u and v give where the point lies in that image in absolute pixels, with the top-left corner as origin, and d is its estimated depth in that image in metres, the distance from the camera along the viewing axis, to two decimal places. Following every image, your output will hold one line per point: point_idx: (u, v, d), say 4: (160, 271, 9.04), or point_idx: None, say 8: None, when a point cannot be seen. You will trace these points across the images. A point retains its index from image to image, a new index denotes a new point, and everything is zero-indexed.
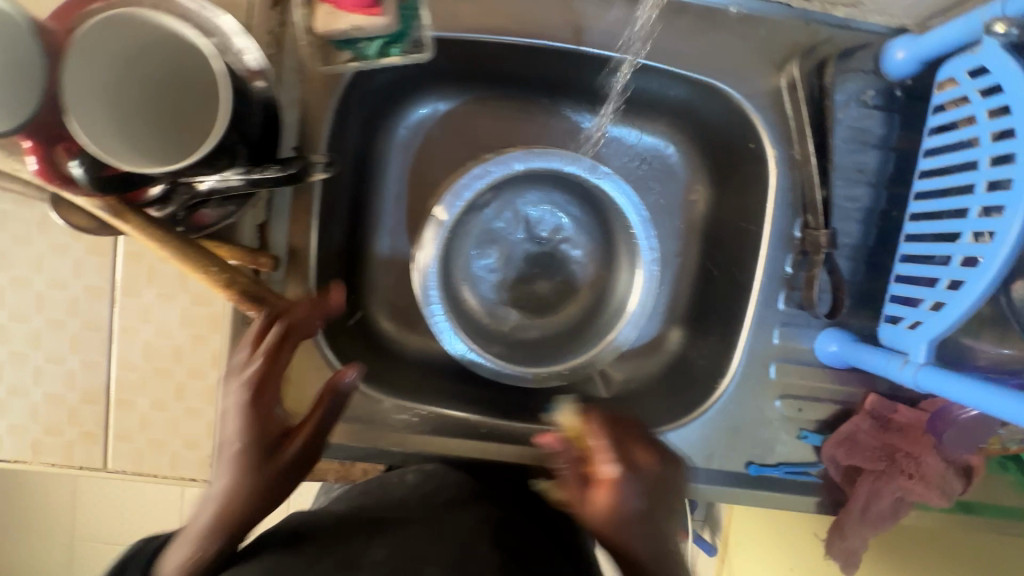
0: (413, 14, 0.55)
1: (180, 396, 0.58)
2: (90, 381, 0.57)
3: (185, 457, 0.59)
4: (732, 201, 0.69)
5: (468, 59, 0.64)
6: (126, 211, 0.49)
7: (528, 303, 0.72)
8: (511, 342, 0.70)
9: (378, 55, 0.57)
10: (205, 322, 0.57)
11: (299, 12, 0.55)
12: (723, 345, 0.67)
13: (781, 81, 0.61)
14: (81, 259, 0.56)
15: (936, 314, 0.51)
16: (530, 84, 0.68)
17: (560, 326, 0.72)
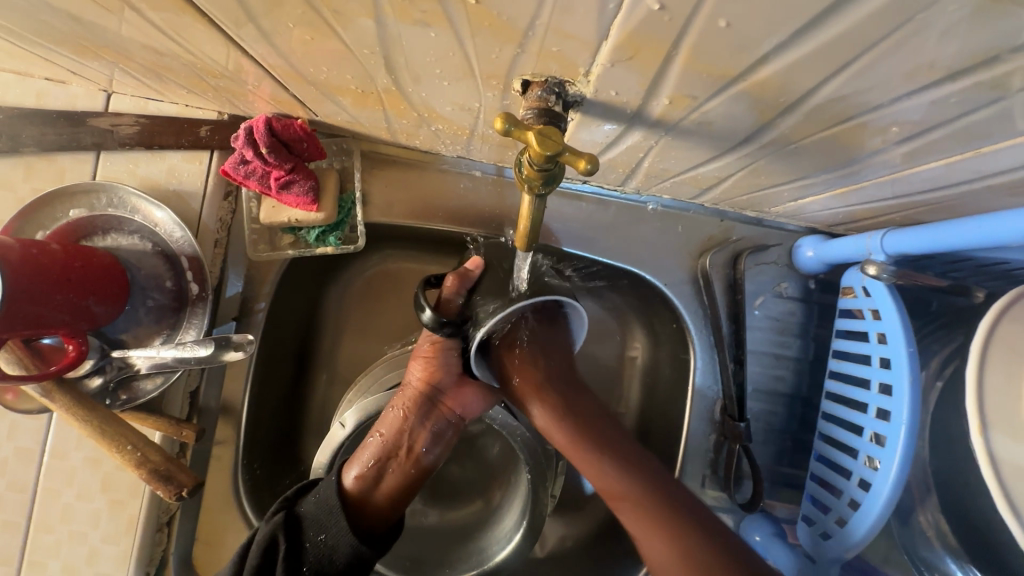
0: (352, 207, 0.61)
1: (83, 562, 0.58)
2: (4, 544, 0.58)
3: None
4: (663, 352, 0.69)
5: (391, 227, 0.66)
6: (55, 389, 0.52)
7: (456, 480, 0.72)
8: (423, 525, 0.69)
9: (317, 240, 0.61)
10: (127, 487, 0.58)
11: (247, 203, 0.60)
12: None
13: (701, 267, 0.64)
14: (16, 421, 0.58)
15: (842, 530, 0.50)
16: (454, 244, 0.69)
17: (483, 498, 0.70)
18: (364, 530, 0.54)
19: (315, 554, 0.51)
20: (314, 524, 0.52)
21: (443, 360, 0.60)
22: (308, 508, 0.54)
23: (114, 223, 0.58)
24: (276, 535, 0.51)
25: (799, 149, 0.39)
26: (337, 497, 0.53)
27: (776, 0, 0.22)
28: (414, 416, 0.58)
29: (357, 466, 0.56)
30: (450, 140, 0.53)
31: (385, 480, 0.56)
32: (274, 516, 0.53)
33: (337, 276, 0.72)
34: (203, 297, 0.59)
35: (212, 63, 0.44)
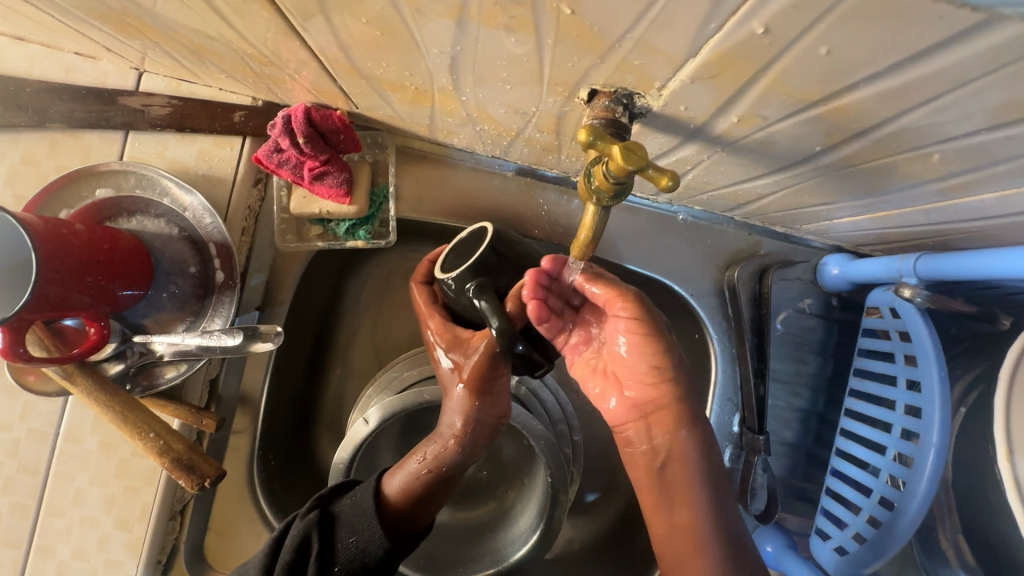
0: (383, 202, 0.61)
1: (94, 549, 0.57)
2: (14, 526, 0.57)
3: None
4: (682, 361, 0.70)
5: (419, 223, 0.66)
6: (76, 373, 0.51)
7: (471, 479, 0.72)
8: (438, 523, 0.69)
9: (346, 234, 0.61)
10: (141, 474, 0.58)
11: (277, 192, 0.59)
12: None
13: (726, 279, 0.65)
14: (31, 403, 0.57)
15: (860, 546, 0.51)
16: None
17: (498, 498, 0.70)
18: (398, 536, 0.53)
19: (349, 555, 0.50)
20: (348, 525, 0.52)
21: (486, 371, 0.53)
22: (344, 509, 0.53)
23: (140, 205, 0.56)
24: (309, 532, 0.51)
25: (853, 173, 0.39)
26: (373, 500, 0.53)
27: (887, 33, 0.22)
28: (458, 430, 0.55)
29: (400, 478, 0.55)
30: (491, 140, 0.53)
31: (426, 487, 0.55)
32: (308, 514, 0.53)
33: (359, 270, 0.71)
34: (229, 286, 0.58)
35: (263, 50, 0.43)
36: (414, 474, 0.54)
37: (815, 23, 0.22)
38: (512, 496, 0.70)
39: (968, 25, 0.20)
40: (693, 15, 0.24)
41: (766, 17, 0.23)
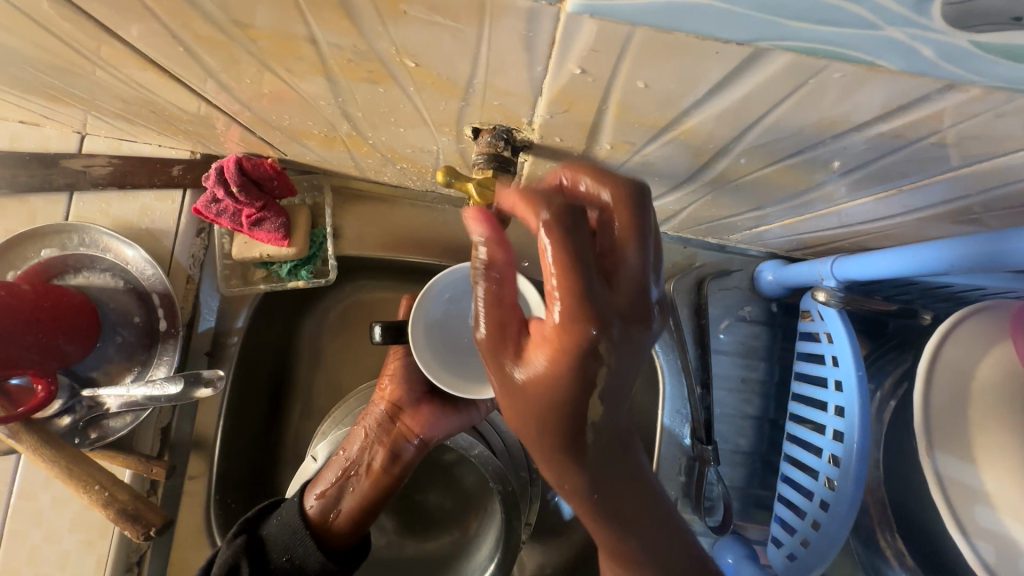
0: (323, 241, 0.62)
1: None
2: None
3: None
4: None
5: (363, 259, 0.68)
6: (22, 431, 0.52)
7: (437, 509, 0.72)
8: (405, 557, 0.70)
9: (289, 274, 0.62)
10: (95, 526, 0.58)
11: (220, 239, 0.61)
12: None
13: (666, 292, 0.66)
14: None
15: (806, 551, 0.51)
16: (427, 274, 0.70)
17: (463, 527, 0.70)
18: (330, 552, 0.54)
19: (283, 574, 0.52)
20: (278, 547, 0.53)
21: (406, 381, 0.63)
22: (273, 530, 0.54)
23: (85, 261, 0.58)
24: (237, 557, 0.51)
25: (740, 186, 0.41)
26: (298, 517, 0.54)
27: (682, 65, 0.24)
28: (372, 433, 0.59)
29: (318, 488, 0.57)
30: (415, 176, 0.55)
31: (347, 501, 0.56)
32: (236, 539, 0.53)
33: (312, 308, 0.72)
34: (175, 332, 0.59)
35: (181, 110, 0.45)
36: (331, 491, 0.56)
37: (620, 60, 0.24)
38: (475, 525, 0.69)
39: (741, 56, 0.22)
40: (518, 59, 0.26)
41: (577, 59, 0.25)
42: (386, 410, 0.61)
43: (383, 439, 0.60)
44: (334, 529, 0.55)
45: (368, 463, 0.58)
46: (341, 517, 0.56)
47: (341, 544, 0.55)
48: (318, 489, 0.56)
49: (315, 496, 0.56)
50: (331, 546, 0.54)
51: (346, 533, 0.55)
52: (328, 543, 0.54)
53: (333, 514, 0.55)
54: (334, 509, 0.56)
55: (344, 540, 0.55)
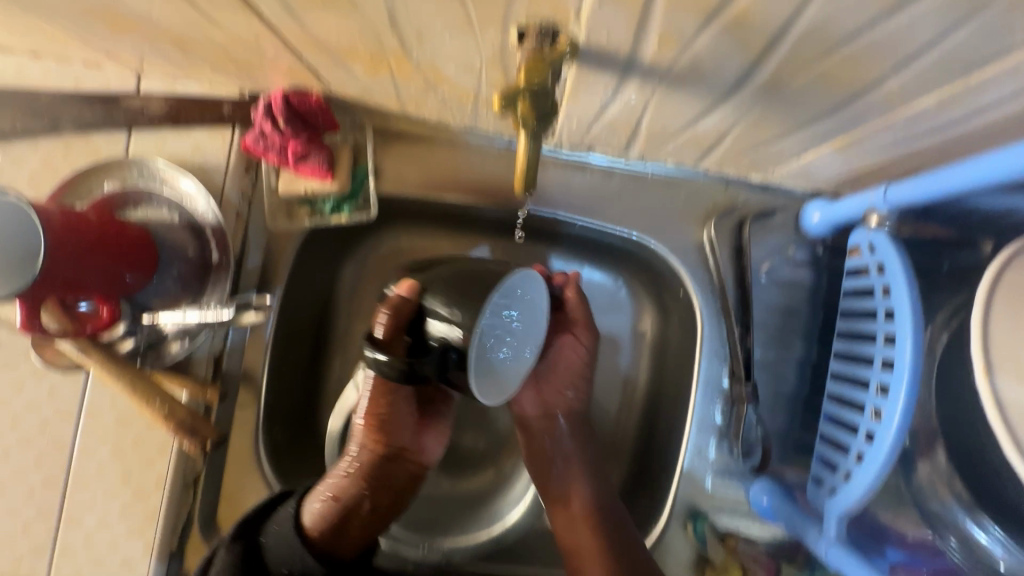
0: (364, 179, 0.64)
1: (117, 516, 0.62)
2: (46, 497, 0.62)
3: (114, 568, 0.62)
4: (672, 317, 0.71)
5: (404, 201, 0.69)
6: (91, 348, 0.56)
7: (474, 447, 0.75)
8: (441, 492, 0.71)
9: (332, 211, 0.64)
10: (155, 446, 0.62)
11: (267, 176, 0.63)
12: (665, 464, 0.67)
13: (706, 236, 0.65)
14: (55, 385, 0.62)
15: (847, 484, 0.50)
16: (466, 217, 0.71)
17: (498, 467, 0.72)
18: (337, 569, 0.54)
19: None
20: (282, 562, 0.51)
21: (394, 414, 0.61)
22: (269, 544, 0.52)
23: (144, 196, 0.61)
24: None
25: (791, 93, 0.39)
26: (295, 538, 0.53)
27: None
28: (368, 475, 0.59)
29: (311, 512, 0.55)
30: (456, 108, 0.55)
31: (347, 525, 0.56)
32: (233, 546, 0.51)
33: (352, 251, 0.74)
34: (225, 265, 0.62)
35: (233, 35, 0.47)
36: (325, 517, 0.55)
37: None
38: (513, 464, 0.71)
39: None
40: None
41: None
42: (381, 432, 0.61)
43: (379, 468, 0.60)
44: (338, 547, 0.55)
45: (360, 504, 0.57)
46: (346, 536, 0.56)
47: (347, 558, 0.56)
48: (311, 505, 0.55)
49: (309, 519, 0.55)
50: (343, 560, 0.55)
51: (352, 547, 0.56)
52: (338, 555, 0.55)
53: (335, 534, 0.55)
54: (337, 532, 0.55)
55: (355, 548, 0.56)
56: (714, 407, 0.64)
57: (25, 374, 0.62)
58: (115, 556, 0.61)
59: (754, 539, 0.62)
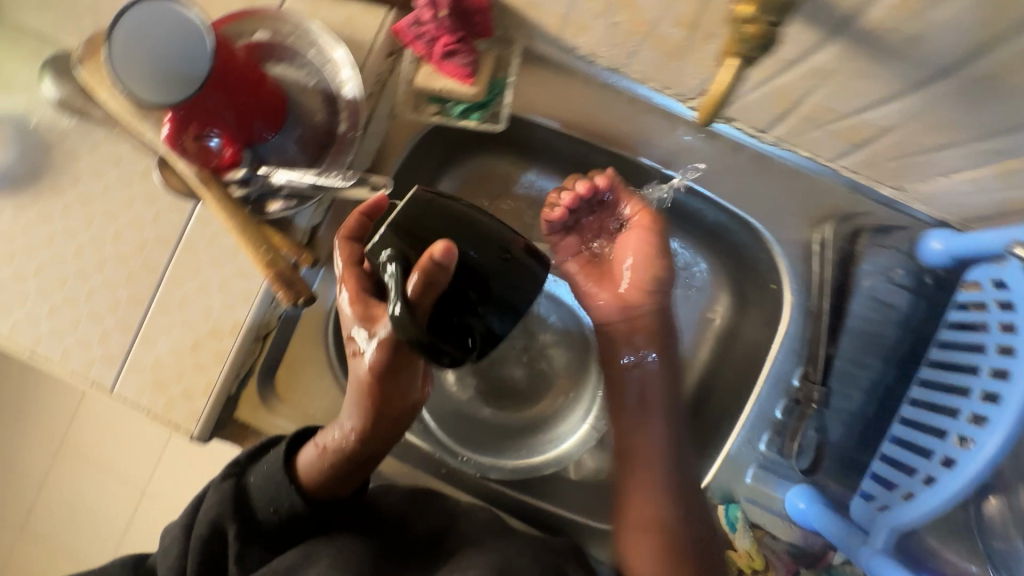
0: (500, 92, 0.64)
1: (187, 348, 0.65)
2: (127, 312, 0.65)
3: (172, 394, 0.64)
4: (750, 307, 0.71)
5: (524, 126, 0.70)
6: (212, 181, 0.58)
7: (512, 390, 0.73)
8: (476, 420, 0.71)
9: (460, 115, 0.65)
10: (239, 293, 0.64)
11: (407, 65, 0.64)
12: (708, 445, 0.68)
13: (815, 238, 0.64)
14: (162, 211, 0.65)
15: None
16: (579, 160, 0.73)
17: (534, 407, 0.72)
18: (330, 509, 0.54)
19: (273, 524, 0.52)
20: (263, 499, 0.52)
21: (402, 367, 0.51)
22: (256, 481, 0.53)
23: (288, 53, 0.62)
24: (222, 507, 0.52)
25: (999, 92, 0.38)
26: (285, 474, 0.52)
27: None
28: (369, 430, 0.53)
29: (323, 446, 0.53)
30: (619, 39, 0.55)
31: (343, 468, 0.53)
32: (222, 484, 0.53)
33: (457, 164, 0.76)
34: (351, 137, 0.63)
35: None
36: (326, 448, 0.53)
37: None
38: (554, 405, 0.72)
39: None
40: None
41: None
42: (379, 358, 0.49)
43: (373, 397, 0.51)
44: (338, 485, 0.54)
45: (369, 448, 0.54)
46: (345, 475, 0.54)
47: (346, 495, 0.55)
48: (337, 438, 0.53)
49: (326, 456, 0.53)
50: (339, 495, 0.54)
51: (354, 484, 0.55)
52: (341, 488, 0.54)
53: (338, 471, 0.53)
54: (329, 469, 0.53)
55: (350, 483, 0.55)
56: (777, 401, 0.64)
57: (135, 193, 0.65)
58: (178, 384, 0.64)
59: (779, 538, 0.63)
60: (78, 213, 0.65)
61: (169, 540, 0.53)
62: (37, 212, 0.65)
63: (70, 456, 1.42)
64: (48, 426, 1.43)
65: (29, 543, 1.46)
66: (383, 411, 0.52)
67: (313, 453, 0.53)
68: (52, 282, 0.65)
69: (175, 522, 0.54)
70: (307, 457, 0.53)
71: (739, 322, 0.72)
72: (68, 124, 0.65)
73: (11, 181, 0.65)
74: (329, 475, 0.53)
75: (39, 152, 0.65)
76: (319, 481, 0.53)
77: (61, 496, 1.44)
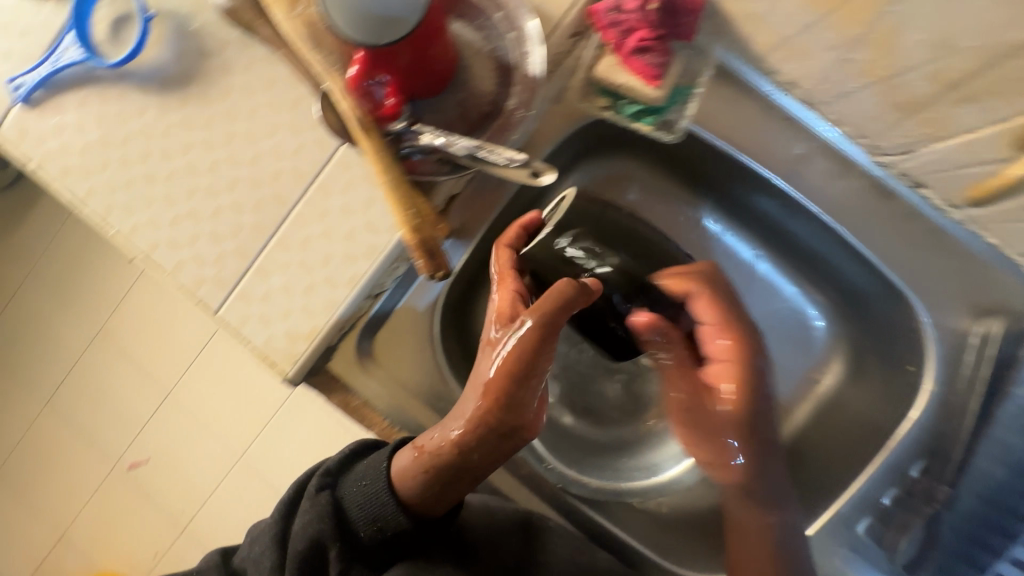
0: (680, 98, 0.59)
1: (301, 290, 0.63)
2: (248, 239, 0.64)
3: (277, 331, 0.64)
4: (870, 380, 0.68)
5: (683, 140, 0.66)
6: (371, 126, 0.55)
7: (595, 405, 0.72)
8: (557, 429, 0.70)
9: (630, 116, 0.61)
10: (365, 247, 0.62)
11: (589, 50, 0.60)
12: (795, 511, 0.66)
13: (973, 331, 0.59)
14: (305, 144, 0.62)
15: None
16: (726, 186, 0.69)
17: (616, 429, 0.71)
18: (425, 526, 0.54)
19: (374, 538, 0.53)
20: (361, 516, 0.53)
21: (511, 371, 0.51)
22: (351, 496, 0.54)
23: (470, 11, 0.59)
24: (321, 521, 0.52)
25: None
26: (384, 487, 0.53)
27: None
28: (469, 443, 0.52)
29: (415, 457, 0.53)
30: None
31: (432, 485, 0.53)
32: (317, 496, 0.54)
33: (598, 162, 0.72)
34: (518, 113, 0.58)
35: None
36: (421, 459, 0.53)
37: None
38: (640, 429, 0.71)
39: None
40: None
41: None
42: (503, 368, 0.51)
43: (486, 409, 0.52)
44: (429, 500, 0.53)
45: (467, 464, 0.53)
46: (436, 493, 0.53)
47: (435, 512, 0.54)
48: (433, 446, 0.53)
49: (417, 468, 0.52)
50: (427, 512, 0.54)
51: (444, 502, 0.54)
52: (432, 503, 0.54)
53: (429, 486, 0.52)
54: (418, 485, 0.52)
55: (439, 502, 0.54)
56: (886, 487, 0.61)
57: (282, 122, 0.63)
58: (285, 323, 0.63)
59: None
60: (220, 126, 0.63)
61: (263, 546, 0.54)
62: (180, 119, 0.64)
63: (116, 345, 1.45)
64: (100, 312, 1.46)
65: (58, 416, 1.51)
66: (494, 424, 0.52)
67: (401, 467, 0.53)
68: (181, 191, 0.64)
69: (264, 533, 0.55)
70: (400, 464, 0.53)
71: (850, 392, 0.69)
72: (228, 35, 0.63)
73: (161, 81, 0.64)
74: (423, 491, 0.53)
75: (194, 57, 0.63)
76: (413, 492, 0.52)
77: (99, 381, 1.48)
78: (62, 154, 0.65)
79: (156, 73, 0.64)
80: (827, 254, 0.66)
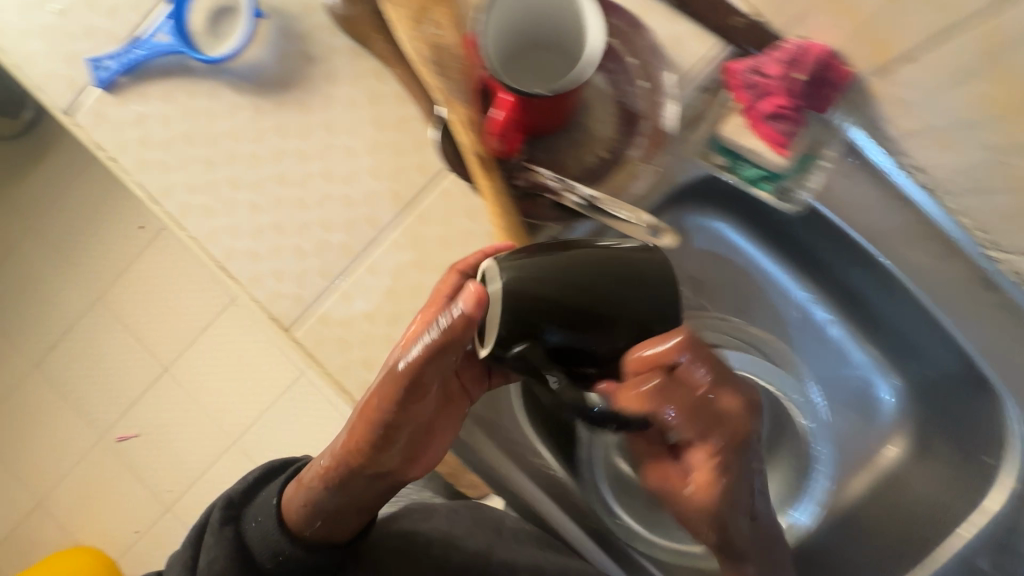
0: (805, 167, 0.57)
1: (382, 319, 0.60)
2: (331, 259, 0.60)
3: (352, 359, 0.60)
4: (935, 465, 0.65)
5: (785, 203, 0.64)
6: (491, 168, 0.53)
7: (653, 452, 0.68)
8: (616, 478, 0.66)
9: (749, 179, 0.59)
10: None
11: (714, 106, 0.58)
12: None
13: None
14: (406, 168, 0.59)
15: None
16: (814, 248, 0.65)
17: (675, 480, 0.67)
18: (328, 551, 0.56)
19: (268, 562, 0.55)
20: (260, 549, 0.54)
21: (388, 423, 0.49)
22: (251, 531, 0.55)
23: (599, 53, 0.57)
24: (227, 560, 0.54)
25: None
26: (274, 522, 0.54)
27: None
28: (340, 481, 0.52)
29: (298, 489, 0.54)
30: None
31: (331, 522, 0.54)
32: (222, 530, 0.55)
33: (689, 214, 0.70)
34: (643, 167, 0.56)
35: None
36: (300, 482, 0.54)
37: None
38: None
39: None
40: None
41: None
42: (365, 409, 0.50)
43: (376, 453, 0.51)
44: (311, 524, 0.55)
45: (357, 499, 0.54)
46: (319, 518, 0.54)
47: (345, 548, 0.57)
48: (312, 474, 0.53)
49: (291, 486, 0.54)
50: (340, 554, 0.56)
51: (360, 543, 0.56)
52: (322, 534, 0.55)
53: (328, 519, 0.54)
54: (295, 508, 0.54)
55: (338, 532, 0.56)
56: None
57: (382, 141, 0.59)
58: (361, 352, 0.60)
59: None
60: (315, 137, 0.60)
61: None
62: (273, 124, 0.60)
63: (112, 320, 1.36)
64: (95, 282, 1.36)
65: (37, 381, 1.40)
66: (367, 463, 0.51)
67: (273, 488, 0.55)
68: (265, 200, 0.61)
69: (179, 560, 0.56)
70: (284, 490, 0.55)
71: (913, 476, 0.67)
72: (337, 44, 0.60)
73: (259, 82, 0.60)
74: (321, 526, 0.54)
75: (298, 61, 0.60)
76: (310, 524, 0.54)
77: (84, 356, 1.38)
78: (140, 146, 0.61)
79: (253, 72, 0.60)
80: (912, 332, 0.63)
